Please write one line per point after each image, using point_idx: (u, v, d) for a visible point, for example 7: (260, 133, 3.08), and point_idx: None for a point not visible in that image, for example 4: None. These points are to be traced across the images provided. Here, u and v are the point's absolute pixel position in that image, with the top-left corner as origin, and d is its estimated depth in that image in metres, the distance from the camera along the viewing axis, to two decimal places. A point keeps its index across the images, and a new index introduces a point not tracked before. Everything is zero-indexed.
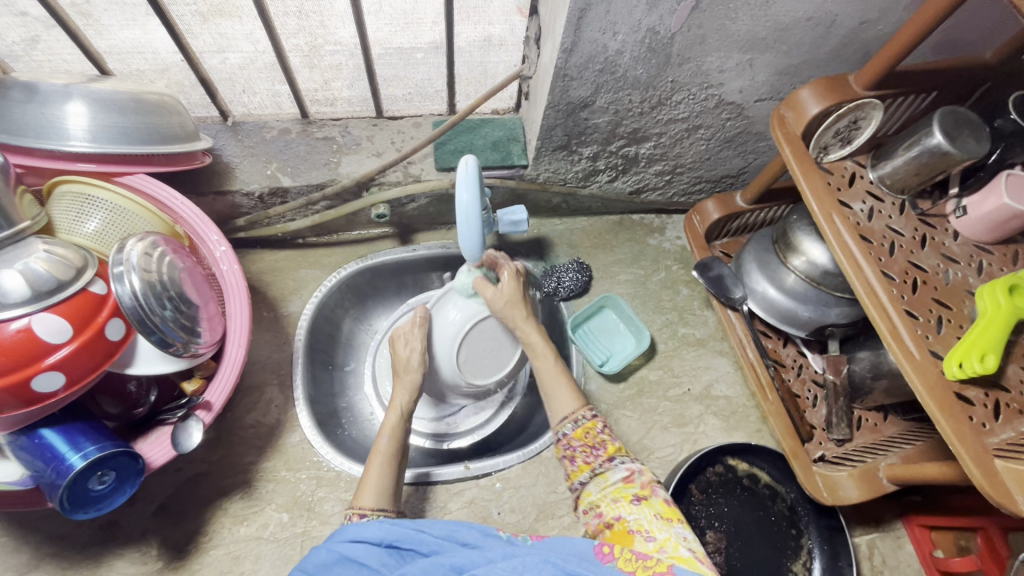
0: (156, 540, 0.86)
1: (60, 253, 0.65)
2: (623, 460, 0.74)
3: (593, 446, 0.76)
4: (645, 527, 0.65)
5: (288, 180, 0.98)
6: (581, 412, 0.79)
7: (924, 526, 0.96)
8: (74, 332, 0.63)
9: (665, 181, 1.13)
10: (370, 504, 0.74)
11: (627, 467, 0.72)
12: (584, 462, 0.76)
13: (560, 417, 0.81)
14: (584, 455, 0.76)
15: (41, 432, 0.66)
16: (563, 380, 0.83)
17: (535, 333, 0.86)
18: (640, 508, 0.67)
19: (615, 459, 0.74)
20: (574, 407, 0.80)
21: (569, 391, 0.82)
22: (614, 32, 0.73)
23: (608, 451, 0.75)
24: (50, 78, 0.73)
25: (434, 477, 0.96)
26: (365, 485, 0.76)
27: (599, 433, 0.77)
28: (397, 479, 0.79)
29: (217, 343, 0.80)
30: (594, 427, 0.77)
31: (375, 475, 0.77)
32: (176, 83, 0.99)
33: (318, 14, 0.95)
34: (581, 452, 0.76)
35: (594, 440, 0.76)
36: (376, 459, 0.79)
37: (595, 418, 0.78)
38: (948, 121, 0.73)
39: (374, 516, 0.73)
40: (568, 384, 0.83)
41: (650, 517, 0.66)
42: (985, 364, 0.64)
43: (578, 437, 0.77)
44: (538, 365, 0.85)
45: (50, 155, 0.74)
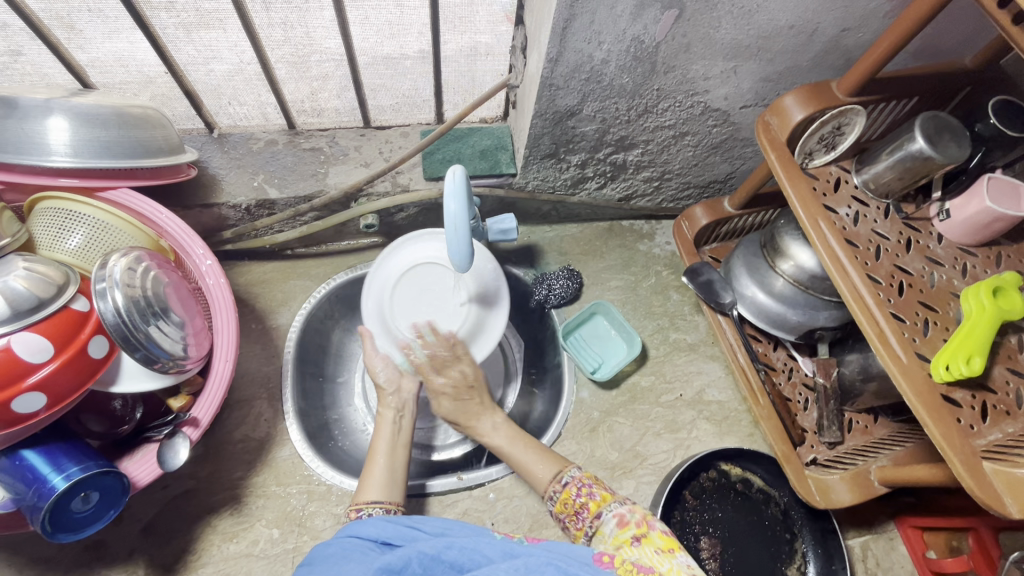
0: (144, 560, 0.84)
1: (41, 270, 0.63)
2: (608, 510, 0.73)
3: (577, 511, 0.76)
4: (649, 564, 0.61)
5: (275, 191, 0.98)
6: (552, 487, 0.79)
7: (916, 527, 0.96)
8: (55, 350, 0.62)
9: (653, 187, 1.13)
10: (369, 498, 0.77)
11: (615, 514, 0.71)
12: (577, 528, 0.76)
13: (540, 491, 0.81)
14: (574, 521, 0.76)
15: (22, 453, 0.64)
16: (539, 449, 0.85)
17: (495, 434, 0.88)
18: (641, 549, 0.65)
19: (601, 513, 0.74)
20: (547, 482, 0.81)
21: (546, 457, 0.84)
22: (599, 42, 0.74)
23: (592, 510, 0.75)
24: (31, 92, 0.72)
25: (429, 489, 0.95)
26: (366, 482, 0.80)
27: (576, 498, 0.76)
28: (394, 469, 0.82)
29: (204, 358, 0.79)
30: (568, 495, 0.76)
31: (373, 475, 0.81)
32: (160, 95, 0.98)
33: (302, 25, 0.91)
34: (570, 521, 0.77)
35: (575, 506, 0.76)
36: (379, 451, 0.83)
37: (566, 486, 0.77)
38: (930, 126, 0.74)
39: (369, 510, 0.76)
40: (545, 451, 0.85)
41: (652, 554, 0.63)
42: (972, 365, 0.65)
43: (561, 510, 0.77)
44: (505, 454, 0.86)
45: (32, 170, 0.73)
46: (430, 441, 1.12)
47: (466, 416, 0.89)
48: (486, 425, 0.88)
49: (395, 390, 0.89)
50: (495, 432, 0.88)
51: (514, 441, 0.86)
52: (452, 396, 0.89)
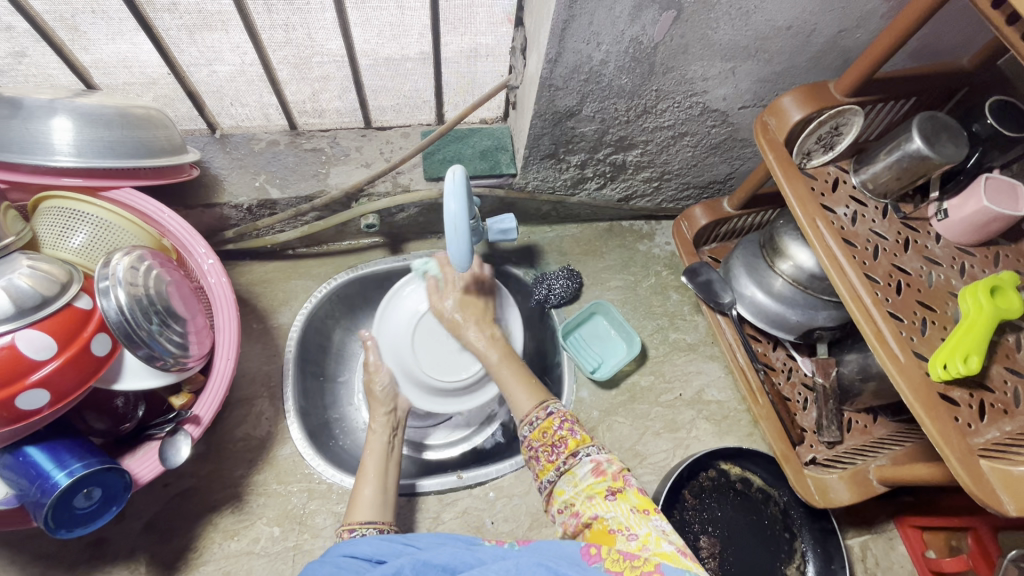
0: (145, 557, 0.85)
1: (45, 269, 0.64)
2: (585, 452, 0.72)
3: (554, 444, 0.75)
4: (625, 525, 0.62)
5: (276, 192, 0.98)
6: (535, 412, 0.80)
7: (916, 527, 0.97)
8: (59, 347, 0.63)
9: (653, 188, 1.14)
10: (362, 518, 0.77)
11: (592, 459, 0.71)
12: (548, 461, 0.74)
13: (520, 419, 0.82)
14: (547, 454, 0.75)
15: (26, 450, 0.65)
16: (529, 385, 0.86)
17: (491, 350, 0.92)
18: (616, 506, 0.65)
19: (578, 453, 0.73)
20: (529, 409, 0.81)
21: (529, 391, 0.85)
22: (598, 43, 0.74)
23: (569, 447, 0.74)
24: (35, 93, 0.72)
25: (419, 488, 0.95)
26: (358, 501, 0.79)
27: (557, 430, 0.76)
28: (386, 487, 0.82)
29: (206, 356, 0.79)
30: (550, 425, 0.76)
31: (365, 492, 0.80)
32: (163, 96, 0.99)
33: (304, 26, 0.91)
34: (544, 452, 0.76)
35: (553, 438, 0.75)
36: (368, 469, 0.83)
37: (550, 417, 0.78)
38: (927, 127, 0.74)
39: (363, 530, 0.75)
40: (529, 387, 0.86)
41: (628, 513, 0.64)
42: (969, 365, 0.66)
43: (537, 438, 0.77)
44: (492, 370, 0.91)
45: (35, 170, 0.74)
46: (422, 439, 1.12)
47: (468, 317, 0.95)
48: (477, 335, 0.94)
49: (387, 406, 0.92)
50: (488, 343, 0.93)
51: (505, 362, 0.91)
52: (455, 308, 0.96)
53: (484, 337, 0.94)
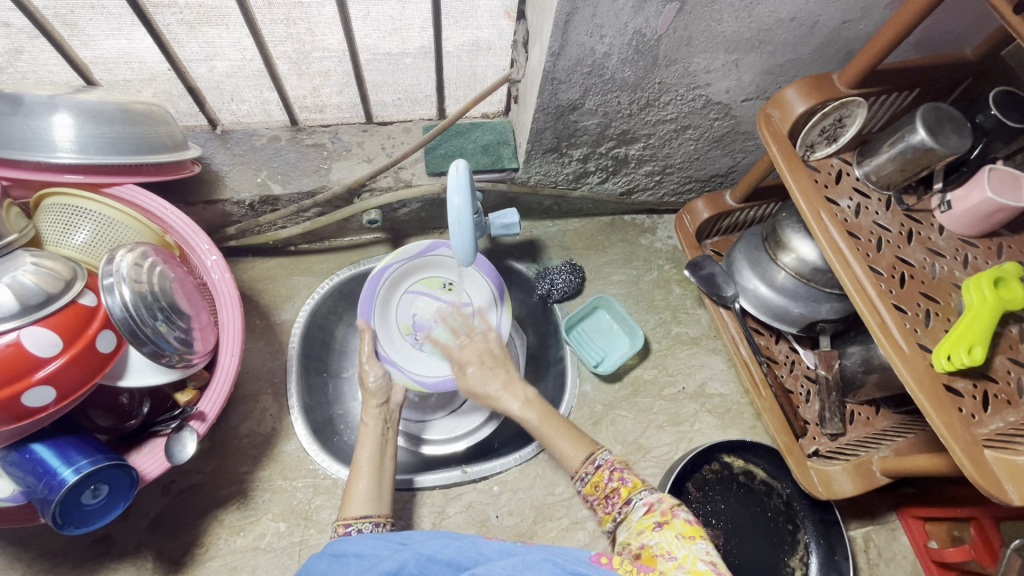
0: (152, 554, 0.85)
1: (49, 266, 0.65)
2: (638, 496, 0.68)
3: (607, 496, 0.71)
4: (666, 549, 0.59)
5: (278, 187, 0.98)
6: (583, 468, 0.75)
7: (918, 517, 0.98)
8: (64, 345, 0.63)
9: (655, 181, 1.13)
10: (357, 513, 0.76)
11: (645, 502, 0.67)
12: (605, 513, 0.71)
13: (570, 473, 0.77)
14: (604, 506, 0.71)
15: (32, 447, 0.65)
16: (567, 431, 0.80)
17: (528, 411, 0.83)
18: (662, 533, 0.62)
19: (632, 499, 0.69)
20: (578, 462, 0.76)
21: (576, 439, 0.79)
22: (601, 35, 0.74)
23: (623, 495, 0.70)
24: (36, 89, 0.72)
25: (418, 483, 0.95)
26: (351, 495, 0.79)
27: (607, 482, 0.72)
28: (381, 482, 0.81)
29: (210, 353, 0.79)
30: (600, 479, 0.73)
31: (361, 483, 0.80)
32: (163, 92, 0.98)
33: (305, 21, 0.91)
34: (600, 504, 0.72)
35: (605, 490, 0.72)
36: (363, 457, 0.83)
37: (599, 470, 0.73)
38: (931, 118, 0.74)
39: (359, 525, 0.75)
40: (574, 436, 0.80)
41: (671, 539, 0.61)
42: (974, 355, 0.66)
43: (591, 491, 0.73)
44: (525, 423, 0.82)
45: (37, 166, 0.73)
46: (420, 433, 1.13)
47: (494, 386, 0.86)
48: (513, 399, 0.84)
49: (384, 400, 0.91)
50: (527, 407, 0.83)
51: (546, 417, 0.82)
52: (486, 375, 0.88)
53: (520, 396, 0.84)
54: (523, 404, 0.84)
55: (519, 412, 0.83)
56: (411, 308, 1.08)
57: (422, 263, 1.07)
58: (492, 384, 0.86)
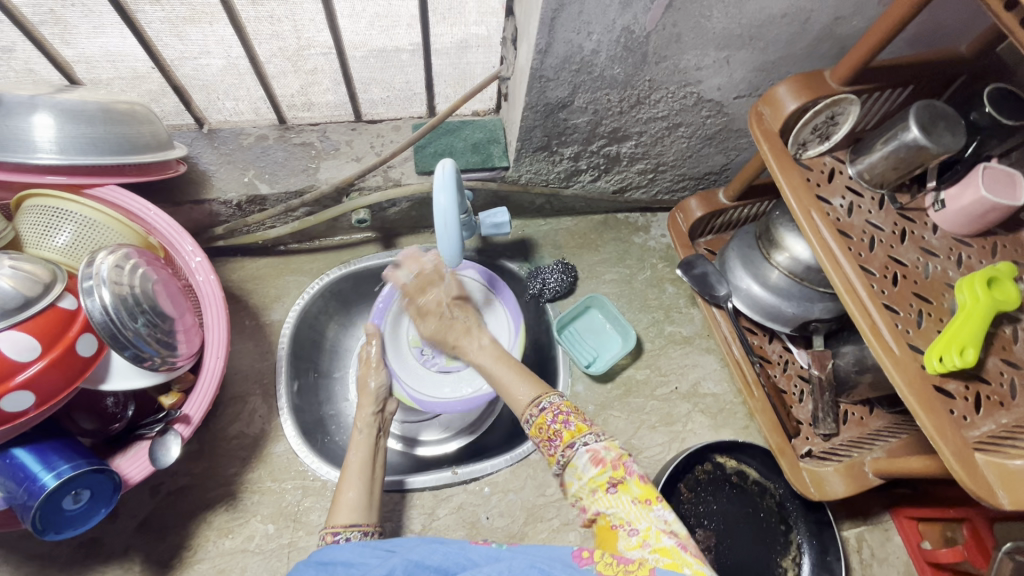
0: (139, 556, 0.85)
1: (28, 269, 0.64)
2: (582, 443, 0.69)
3: (550, 437, 0.72)
4: (625, 519, 0.63)
5: (265, 187, 0.97)
6: (528, 411, 0.76)
7: (911, 517, 0.97)
8: (43, 349, 0.62)
9: (648, 180, 1.12)
10: (345, 521, 0.76)
11: (589, 451, 0.68)
12: (549, 455, 0.72)
13: (520, 414, 0.78)
14: (547, 447, 0.72)
15: (13, 451, 0.64)
16: (524, 372, 0.83)
17: (481, 356, 0.88)
18: (617, 499, 0.64)
19: (575, 444, 0.69)
20: (524, 407, 0.78)
21: (527, 380, 0.81)
22: (588, 32, 0.73)
23: (565, 440, 0.70)
24: (16, 89, 0.71)
25: (408, 485, 0.95)
26: (339, 503, 0.78)
27: (551, 424, 0.72)
28: (371, 490, 0.81)
29: (196, 355, 0.79)
30: (543, 421, 0.73)
31: (348, 493, 0.79)
32: (148, 92, 0.98)
33: (290, 19, 0.90)
34: (544, 446, 0.73)
35: (549, 432, 0.72)
36: (351, 470, 0.82)
37: (542, 412, 0.74)
38: (925, 115, 0.73)
39: (348, 534, 0.75)
40: (529, 378, 0.81)
41: (628, 505, 0.63)
42: (965, 358, 0.65)
43: (536, 433, 0.74)
44: (487, 374, 0.86)
45: (17, 167, 0.72)
46: (415, 435, 1.13)
47: (454, 335, 0.93)
48: (467, 343, 0.91)
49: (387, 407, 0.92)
50: (482, 352, 0.89)
51: (499, 360, 0.86)
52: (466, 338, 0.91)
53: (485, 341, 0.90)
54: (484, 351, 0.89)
55: (478, 359, 0.88)
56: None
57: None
58: (453, 333, 0.93)
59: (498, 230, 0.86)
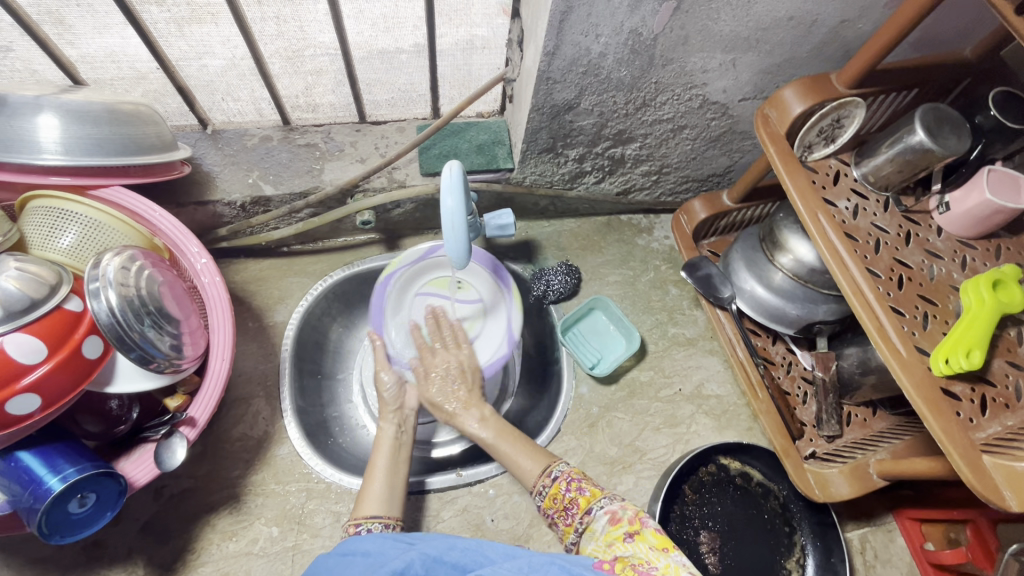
0: (143, 560, 0.84)
1: (34, 270, 0.63)
2: (598, 506, 0.74)
3: (567, 506, 0.77)
4: (644, 560, 0.60)
5: (270, 188, 0.97)
6: (540, 482, 0.81)
7: (915, 519, 0.97)
8: (49, 351, 0.62)
9: (652, 181, 1.12)
10: (368, 512, 0.78)
11: (606, 512, 0.72)
12: (566, 524, 0.76)
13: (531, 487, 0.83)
14: (563, 517, 0.77)
15: (18, 454, 0.64)
16: (529, 445, 0.87)
17: (483, 428, 0.90)
18: (635, 545, 0.63)
19: (592, 509, 0.74)
20: (536, 477, 0.82)
21: (532, 453, 0.86)
22: (596, 35, 0.73)
23: (582, 505, 0.76)
24: (21, 89, 0.71)
25: (429, 485, 0.94)
26: (365, 496, 0.81)
27: (565, 492, 0.78)
28: (393, 483, 0.83)
29: (201, 357, 0.78)
30: (557, 490, 0.78)
31: (378, 485, 0.82)
32: (152, 91, 0.96)
33: (296, 20, 0.90)
34: (559, 517, 0.78)
35: (564, 502, 0.77)
36: (380, 464, 0.84)
37: (556, 481, 0.79)
38: (930, 118, 0.73)
39: (369, 526, 0.77)
40: (534, 449, 0.87)
41: (646, 550, 0.62)
42: (972, 359, 0.65)
43: (550, 506, 0.79)
44: (493, 450, 0.88)
45: (22, 168, 0.72)
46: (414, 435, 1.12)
47: (454, 404, 0.93)
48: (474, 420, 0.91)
49: (397, 406, 0.92)
50: (483, 424, 0.90)
51: (501, 434, 0.89)
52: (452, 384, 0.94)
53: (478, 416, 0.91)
54: (483, 423, 0.90)
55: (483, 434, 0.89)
56: (426, 306, 1.01)
57: (429, 262, 1.02)
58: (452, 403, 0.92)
59: (503, 233, 0.86)
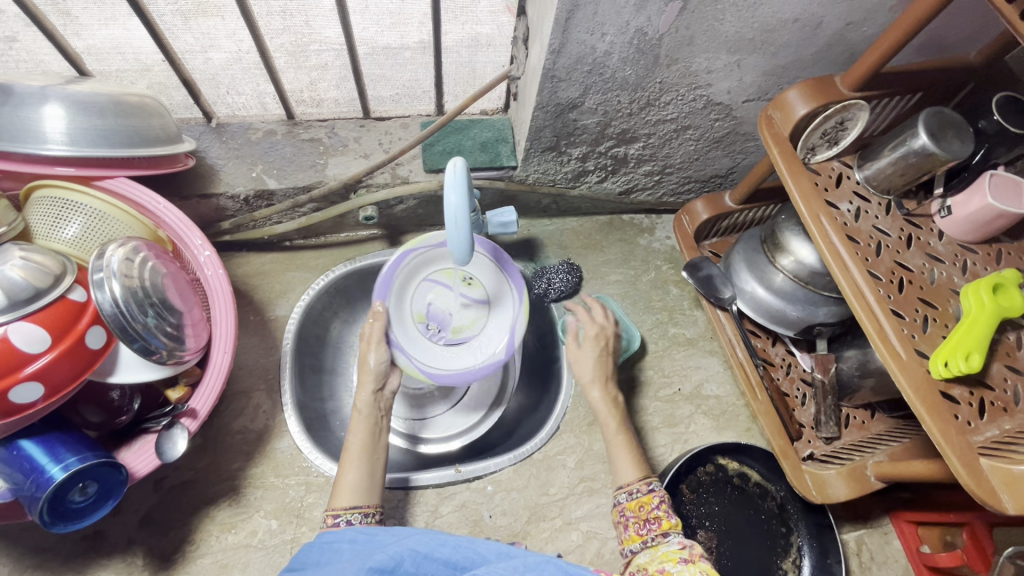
0: (142, 550, 0.84)
1: (38, 260, 0.63)
2: (675, 534, 0.73)
3: (647, 519, 0.76)
4: None
5: (273, 182, 0.97)
6: (637, 484, 0.81)
7: (911, 521, 0.98)
8: (52, 341, 0.62)
9: (654, 182, 1.13)
10: (345, 503, 0.77)
11: (679, 541, 0.72)
12: (636, 533, 0.76)
13: (619, 483, 0.83)
14: (637, 525, 0.77)
15: (20, 443, 0.64)
16: (630, 450, 0.87)
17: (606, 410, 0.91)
18: (686, 568, 0.67)
19: (668, 534, 0.74)
20: (631, 479, 0.82)
21: (632, 459, 0.85)
22: (602, 34, 0.73)
23: (662, 526, 0.75)
24: (26, 79, 0.71)
25: (414, 482, 0.94)
26: (342, 483, 0.79)
27: (654, 508, 0.77)
28: (372, 471, 0.81)
29: (203, 349, 0.79)
30: (648, 501, 0.78)
31: (351, 475, 0.79)
32: (157, 83, 0.97)
33: (302, 12, 0.89)
34: (633, 522, 0.77)
35: (648, 514, 0.77)
36: (354, 447, 0.82)
37: (650, 492, 0.79)
38: (934, 122, 0.73)
39: (348, 517, 0.75)
40: (632, 455, 0.86)
41: (695, 575, 0.65)
42: (971, 362, 0.66)
43: (631, 508, 0.79)
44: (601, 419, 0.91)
45: (27, 158, 0.72)
46: (417, 431, 1.13)
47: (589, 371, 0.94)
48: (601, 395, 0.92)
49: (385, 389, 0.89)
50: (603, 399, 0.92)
51: (619, 427, 0.90)
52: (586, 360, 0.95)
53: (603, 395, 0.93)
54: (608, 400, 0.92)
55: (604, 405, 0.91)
56: (428, 296, 1.01)
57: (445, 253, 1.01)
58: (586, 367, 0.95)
59: (505, 230, 0.86)
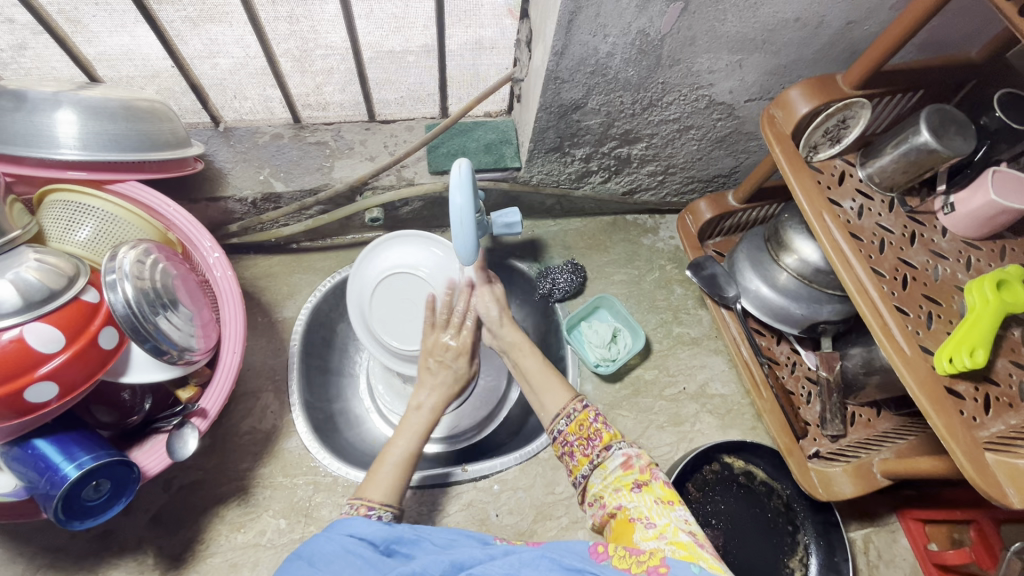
0: (152, 550, 0.85)
1: (52, 263, 0.65)
2: (619, 446, 0.72)
3: (588, 437, 0.74)
4: (645, 514, 0.63)
5: (281, 185, 0.98)
6: (572, 405, 0.77)
7: (918, 519, 0.98)
8: (66, 341, 0.63)
9: (658, 182, 1.13)
10: (378, 497, 0.69)
11: (624, 453, 0.71)
12: (582, 455, 0.74)
13: (553, 414, 0.78)
14: (582, 448, 0.74)
15: (35, 442, 0.65)
16: (552, 376, 0.81)
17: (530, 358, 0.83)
18: (641, 497, 0.66)
19: (611, 447, 0.73)
20: (565, 402, 0.78)
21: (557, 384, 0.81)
22: (604, 35, 0.74)
23: (603, 441, 0.73)
24: (39, 86, 0.73)
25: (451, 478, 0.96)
26: (376, 477, 0.71)
27: (592, 423, 0.75)
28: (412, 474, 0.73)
29: (213, 349, 0.80)
30: (586, 418, 0.75)
31: (389, 470, 0.72)
32: (166, 89, 0.98)
33: (308, 18, 0.92)
34: (578, 445, 0.75)
35: (588, 432, 0.74)
36: (400, 441, 0.75)
37: (586, 410, 0.76)
38: (936, 119, 0.74)
39: (380, 512, 0.67)
40: (558, 378, 0.81)
41: (650, 504, 0.65)
42: (975, 358, 0.66)
43: (572, 432, 0.75)
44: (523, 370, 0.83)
45: (41, 163, 0.74)
46: None
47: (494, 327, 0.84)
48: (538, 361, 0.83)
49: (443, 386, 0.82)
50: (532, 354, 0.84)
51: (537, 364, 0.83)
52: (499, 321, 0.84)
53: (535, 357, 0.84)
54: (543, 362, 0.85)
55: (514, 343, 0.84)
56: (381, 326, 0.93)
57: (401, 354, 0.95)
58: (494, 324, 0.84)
59: (510, 230, 0.86)
